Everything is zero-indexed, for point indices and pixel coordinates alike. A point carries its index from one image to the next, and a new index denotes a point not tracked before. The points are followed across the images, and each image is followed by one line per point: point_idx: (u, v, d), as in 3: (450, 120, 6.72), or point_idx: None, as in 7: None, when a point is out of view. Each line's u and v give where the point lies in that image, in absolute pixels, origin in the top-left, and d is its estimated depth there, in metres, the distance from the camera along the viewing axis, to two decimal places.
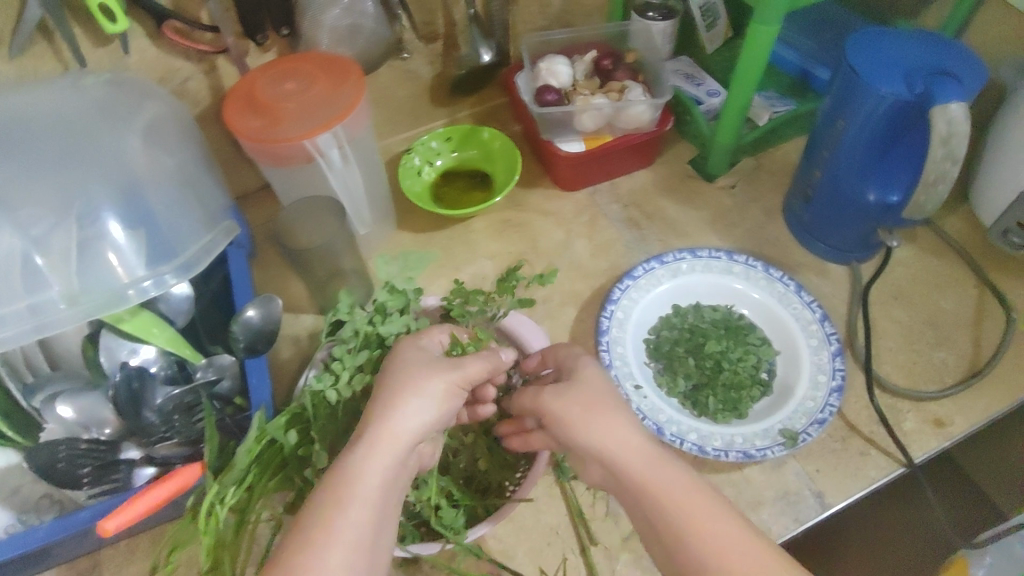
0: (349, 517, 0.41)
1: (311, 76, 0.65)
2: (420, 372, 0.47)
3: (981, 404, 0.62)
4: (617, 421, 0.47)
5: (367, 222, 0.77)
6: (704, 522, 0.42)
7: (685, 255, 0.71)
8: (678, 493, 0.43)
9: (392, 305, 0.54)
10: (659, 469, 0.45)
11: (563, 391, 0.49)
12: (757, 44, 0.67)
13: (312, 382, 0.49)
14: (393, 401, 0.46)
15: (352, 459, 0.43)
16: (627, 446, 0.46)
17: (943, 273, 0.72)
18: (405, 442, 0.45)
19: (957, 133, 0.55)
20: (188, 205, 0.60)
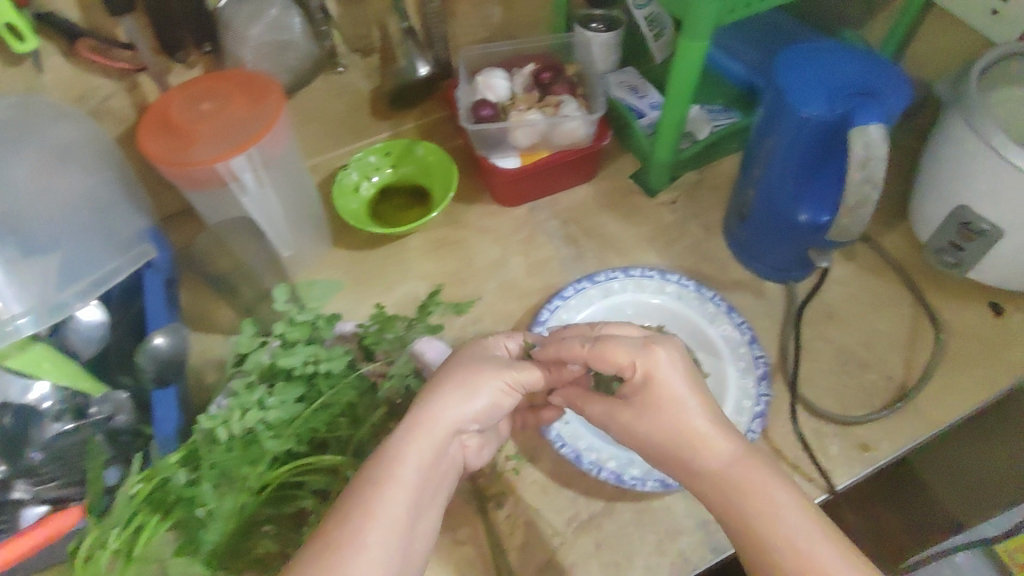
0: (391, 493, 0.44)
1: (228, 97, 0.63)
2: (468, 368, 0.51)
3: (909, 428, 0.62)
4: (699, 438, 0.48)
5: (291, 245, 0.74)
6: (788, 533, 0.44)
7: (618, 274, 0.70)
8: (781, 509, 0.45)
9: (292, 337, 0.53)
10: (743, 484, 0.46)
11: (645, 401, 0.50)
12: (687, 61, 0.65)
13: (201, 419, 0.49)
14: (436, 392, 0.50)
15: (395, 442, 0.47)
16: (714, 463, 0.47)
17: (881, 291, 0.71)
18: (446, 429, 0.48)
19: (875, 156, 0.54)
20: (83, 235, 0.60)
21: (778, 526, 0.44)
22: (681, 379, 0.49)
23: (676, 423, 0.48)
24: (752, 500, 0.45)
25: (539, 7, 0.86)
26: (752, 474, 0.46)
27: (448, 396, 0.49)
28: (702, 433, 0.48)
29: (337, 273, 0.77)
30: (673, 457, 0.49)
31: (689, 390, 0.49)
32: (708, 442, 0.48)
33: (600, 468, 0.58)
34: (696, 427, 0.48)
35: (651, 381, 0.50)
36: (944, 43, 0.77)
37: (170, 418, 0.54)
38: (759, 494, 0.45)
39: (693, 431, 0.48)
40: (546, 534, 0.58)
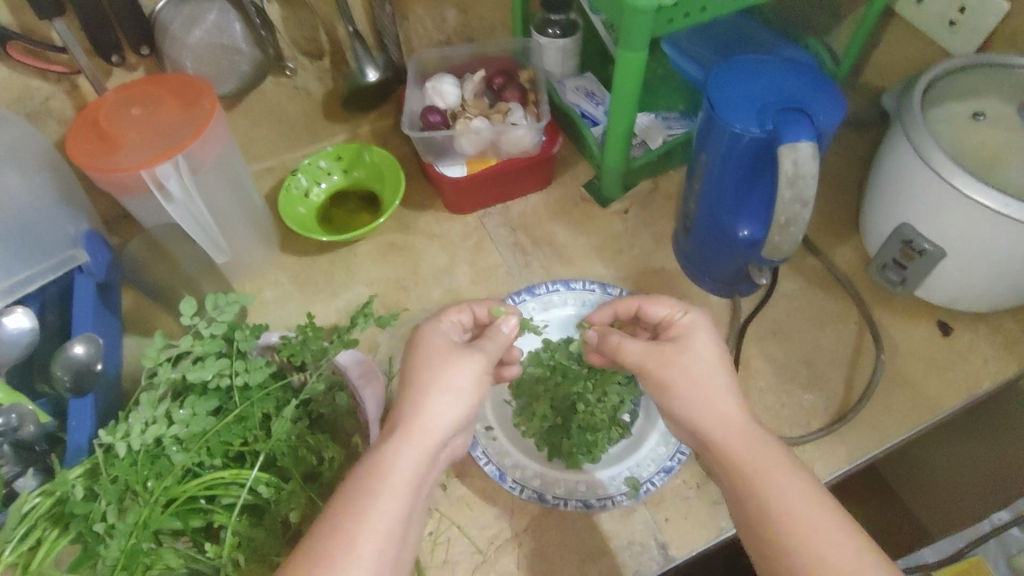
0: (383, 505, 0.42)
1: (160, 101, 0.63)
2: (445, 363, 0.49)
3: (843, 449, 0.61)
4: (717, 392, 0.48)
5: (223, 250, 0.71)
6: (788, 493, 0.43)
7: (559, 286, 0.69)
8: (768, 473, 0.44)
9: (200, 351, 0.53)
10: (752, 443, 0.46)
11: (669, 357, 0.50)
12: (627, 71, 0.64)
13: (101, 434, 0.49)
14: (421, 395, 0.48)
15: (384, 452, 0.45)
16: (731, 419, 0.47)
17: (827, 306, 0.69)
18: (436, 436, 0.47)
19: (805, 174, 0.52)
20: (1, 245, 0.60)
21: (781, 486, 0.43)
22: (713, 338, 0.51)
23: (704, 376, 0.49)
24: (757, 457, 0.45)
25: (498, 10, 0.84)
26: (760, 439, 0.46)
27: (435, 399, 0.47)
28: (721, 389, 0.48)
29: (282, 277, 0.76)
30: (686, 412, 0.49)
31: (718, 350, 0.50)
32: (727, 400, 0.48)
33: (523, 488, 0.59)
34: (719, 382, 0.49)
35: (692, 330, 0.52)
36: (907, 54, 0.75)
37: (85, 428, 0.55)
38: (767, 457, 0.45)
39: (716, 385, 0.49)
40: (466, 551, 0.57)
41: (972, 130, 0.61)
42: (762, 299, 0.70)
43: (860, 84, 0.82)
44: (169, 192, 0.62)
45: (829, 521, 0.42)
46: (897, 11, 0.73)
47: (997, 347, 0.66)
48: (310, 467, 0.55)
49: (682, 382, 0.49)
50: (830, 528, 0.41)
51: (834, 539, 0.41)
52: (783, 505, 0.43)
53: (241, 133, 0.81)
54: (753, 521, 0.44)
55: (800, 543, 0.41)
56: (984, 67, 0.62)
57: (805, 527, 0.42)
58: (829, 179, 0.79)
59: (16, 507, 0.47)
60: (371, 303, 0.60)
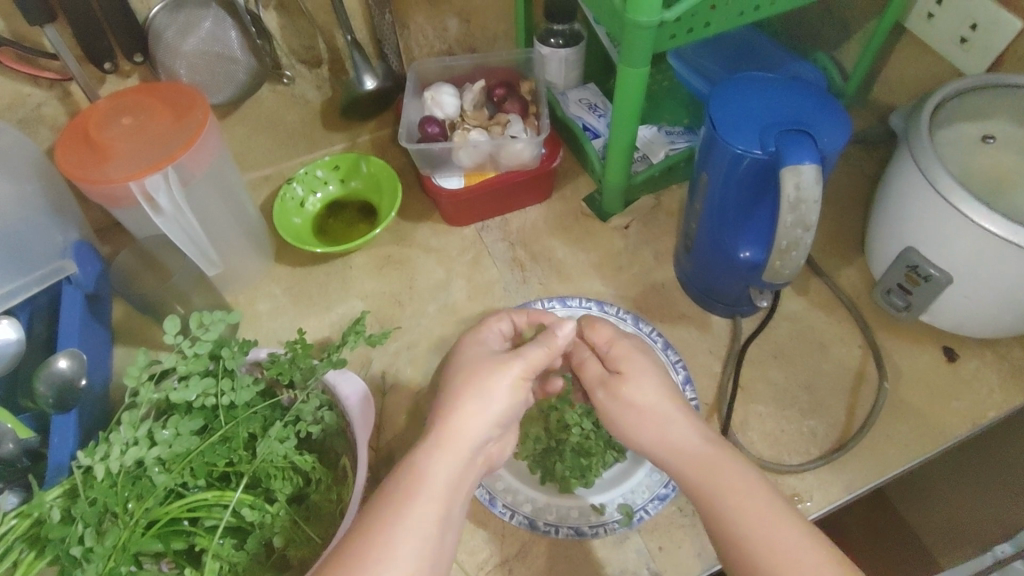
0: (419, 509, 0.43)
1: (152, 110, 0.62)
2: (482, 368, 0.50)
3: (843, 480, 0.59)
4: (670, 419, 0.50)
5: (216, 263, 0.69)
6: (754, 513, 0.44)
7: (555, 304, 0.68)
8: (732, 497, 0.45)
9: (184, 370, 0.52)
10: (715, 465, 0.47)
11: (618, 393, 0.52)
12: (630, 86, 0.63)
13: (80, 456, 0.48)
14: (454, 401, 0.48)
15: (418, 455, 0.46)
16: (685, 446, 0.49)
17: (830, 329, 0.68)
18: (470, 442, 0.47)
19: (807, 198, 0.51)
20: None
21: (742, 503, 0.45)
22: (650, 362, 0.54)
23: (649, 403, 0.51)
24: (713, 477, 0.46)
25: (500, 20, 0.83)
26: (723, 460, 0.47)
27: (469, 404, 0.48)
28: (671, 415, 0.50)
29: (276, 290, 0.75)
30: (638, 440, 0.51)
31: (657, 373, 0.53)
32: (679, 426, 0.50)
33: (513, 513, 0.57)
34: (670, 410, 0.51)
35: (628, 357, 0.54)
36: (919, 72, 0.73)
37: (66, 445, 0.54)
38: (729, 478, 0.46)
39: (662, 413, 0.51)
40: None
41: (983, 154, 0.59)
42: (763, 321, 0.68)
43: (869, 101, 0.80)
44: (158, 204, 0.61)
45: (793, 536, 0.43)
46: (907, 26, 0.72)
47: (1005, 376, 0.64)
48: (295, 487, 0.54)
49: (631, 412, 0.52)
50: (795, 542, 0.42)
51: (798, 551, 0.42)
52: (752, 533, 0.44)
53: (238, 141, 0.80)
54: (727, 548, 0.44)
55: (766, 556, 0.42)
56: (992, 88, 0.60)
57: (777, 546, 0.42)
58: (833, 198, 0.78)
59: None
60: (363, 320, 0.59)
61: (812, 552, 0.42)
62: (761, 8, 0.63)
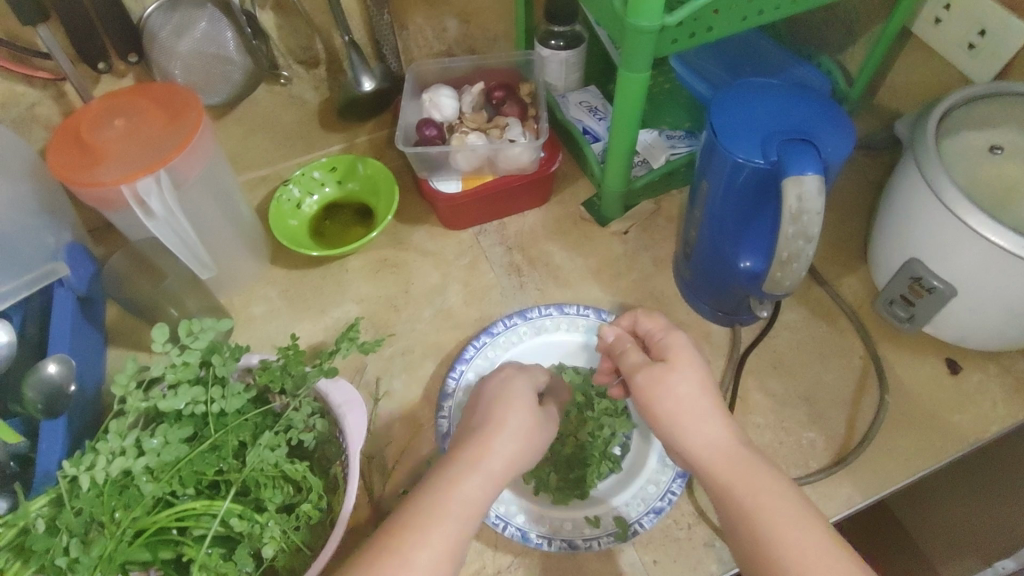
0: (447, 524, 0.43)
1: (145, 112, 0.61)
2: (511, 404, 0.51)
3: (844, 492, 0.58)
4: (703, 418, 0.48)
5: (208, 266, 0.67)
6: (784, 519, 0.42)
7: (552, 311, 0.67)
8: (761, 498, 0.44)
9: (173, 377, 0.51)
10: (744, 468, 0.45)
11: (659, 377, 0.50)
12: (629, 91, 0.62)
13: (66, 465, 0.47)
14: (490, 431, 0.49)
15: (447, 472, 0.46)
16: (717, 445, 0.47)
17: (831, 339, 0.67)
18: (502, 469, 0.47)
19: (808, 210, 0.50)
20: None
21: (772, 510, 0.43)
22: (695, 360, 0.51)
23: (687, 399, 0.48)
24: (737, 478, 0.45)
25: (500, 21, 0.82)
26: (754, 466, 0.45)
27: (503, 438, 0.49)
28: (709, 411, 0.48)
29: (271, 292, 0.75)
30: (670, 437, 0.48)
31: (701, 365, 0.50)
32: (711, 423, 0.48)
33: (506, 525, 0.56)
34: (705, 406, 0.48)
35: (673, 346, 0.52)
36: (924, 77, 0.72)
37: (54, 452, 0.53)
38: (761, 481, 0.45)
39: (700, 410, 0.48)
40: None
41: (987, 164, 0.58)
42: (763, 331, 0.67)
43: (874, 106, 0.79)
44: (150, 208, 0.60)
45: (820, 541, 0.41)
46: (913, 31, 0.71)
47: (1008, 390, 0.63)
48: (286, 497, 0.53)
49: (669, 400, 0.49)
50: (824, 547, 0.41)
51: (830, 557, 0.41)
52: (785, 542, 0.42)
53: (234, 141, 0.79)
54: (750, 553, 0.43)
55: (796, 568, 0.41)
56: (989, 97, 0.60)
57: (806, 554, 0.41)
58: (836, 205, 0.76)
59: None
60: (356, 326, 0.59)
61: (839, 561, 0.41)
62: (764, 13, 0.62)
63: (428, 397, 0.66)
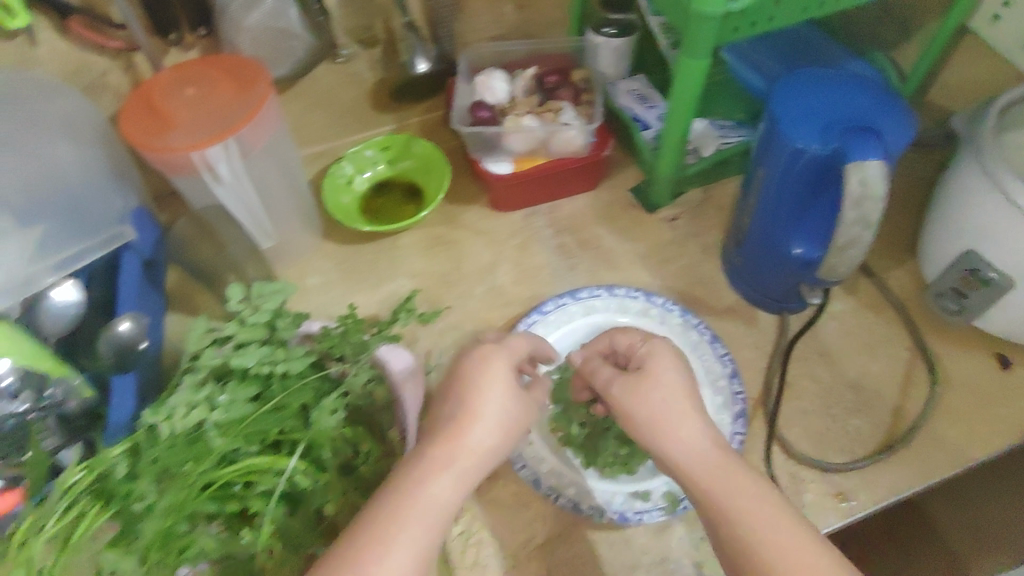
0: (413, 527, 0.42)
1: (215, 83, 0.63)
2: (483, 391, 0.48)
3: (888, 480, 0.59)
4: (681, 421, 0.48)
5: (271, 235, 0.73)
6: (762, 519, 0.43)
7: (602, 292, 0.67)
8: (740, 499, 0.44)
9: (243, 336, 0.52)
10: (721, 469, 0.46)
11: (633, 388, 0.51)
12: (686, 78, 0.63)
13: (147, 413, 0.49)
14: (461, 422, 0.47)
15: (415, 471, 0.45)
16: (697, 448, 0.47)
17: (878, 330, 0.67)
18: (477, 461, 0.46)
19: (871, 195, 0.50)
20: (57, 218, 0.62)
21: (751, 510, 0.44)
22: (674, 368, 0.51)
23: (664, 402, 0.49)
24: (714, 478, 0.46)
25: (554, 7, 0.83)
26: (729, 465, 0.46)
27: (476, 428, 0.47)
28: (686, 414, 0.49)
29: (325, 265, 0.76)
30: (650, 442, 0.49)
31: (678, 374, 0.51)
32: (690, 424, 0.48)
33: (558, 495, 0.57)
34: (683, 408, 0.49)
35: (653, 356, 0.52)
36: (980, 73, 0.72)
37: (126, 405, 0.55)
38: (738, 482, 0.45)
39: (675, 412, 0.49)
40: (497, 555, 0.56)
41: None
42: (812, 319, 0.68)
43: (925, 102, 0.79)
44: (218, 173, 0.63)
45: (797, 536, 0.42)
46: (972, 28, 0.71)
47: None
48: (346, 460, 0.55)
49: (645, 410, 0.49)
50: (803, 544, 0.42)
51: (808, 553, 0.42)
52: (766, 541, 0.43)
53: (292, 118, 0.81)
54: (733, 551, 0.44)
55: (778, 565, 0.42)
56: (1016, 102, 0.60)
57: (788, 550, 0.42)
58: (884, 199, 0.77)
59: (61, 479, 0.45)
60: (413, 298, 0.60)
61: (814, 557, 0.42)
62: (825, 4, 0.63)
63: None
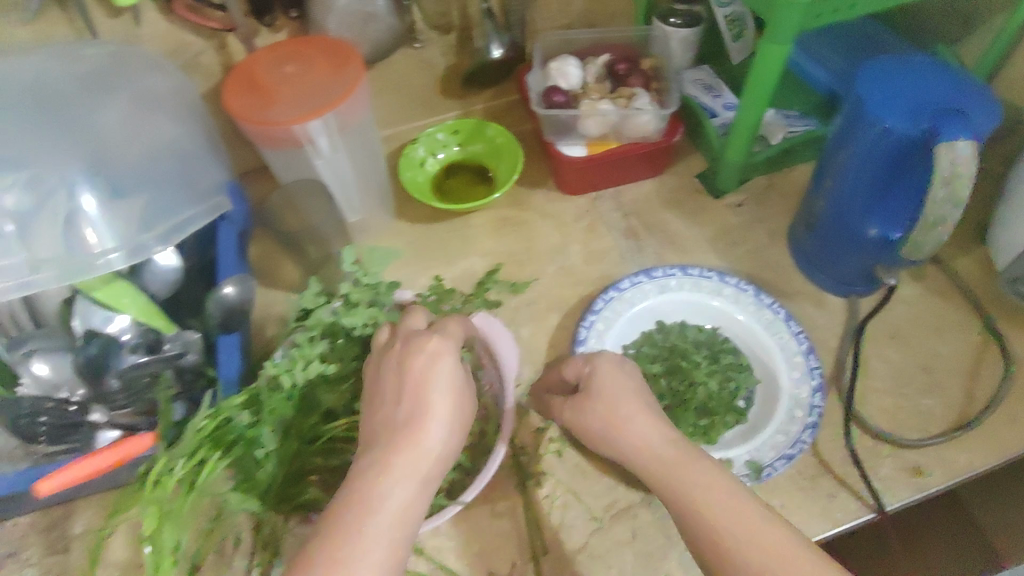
0: (376, 540, 0.40)
1: (313, 61, 0.65)
2: (434, 392, 0.46)
3: (964, 458, 0.60)
4: (629, 416, 0.51)
5: (358, 210, 0.77)
6: (719, 504, 0.44)
7: (676, 271, 0.69)
8: (698, 488, 0.45)
9: (356, 297, 0.53)
10: (681, 461, 0.47)
11: (582, 406, 0.53)
12: (766, 63, 0.65)
13: (267, 364, 0.49)
14: (414, 423, 0.44)
15: (371, 480, 0.42)
16: (648, 444, 0.49)
17: (947, 315, 0.69)
18: (433, 465, 0.44)
19: (961, 173, 0.52)
20: (173, 182, 0.61)
21: (708, 493, 0.45)
22: (618, 375, 0.53)
23: (610, 402, 0.52)
24: (676, 471, 0.47)
25: None
26: (683, 452, 0.48)
27: (428, 430, 0.44)
28: (631, 414, 0.51)
29: (400, 243, 0.78)
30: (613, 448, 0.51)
31: (623, 376, 0.53)
32: (639, 419, 0.50)
33: None
34: (633, 404, 0.51)
35: (595, 373, 0.54)
36: None
37: (232, 363, 0.56)
38: (689, 467, 0.47)
39: (624, 413, 0.51)
40: (582, 518, 0.59)
41: None
42: (881, 301, 0.69)
43: None
44: (319, 147, 0.67)
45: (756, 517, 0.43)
46: None
47: None
48: None
49: (599, 417, 0.52)
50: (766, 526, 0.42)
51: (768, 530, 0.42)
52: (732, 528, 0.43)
53: None
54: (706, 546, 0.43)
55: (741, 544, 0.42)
56: None
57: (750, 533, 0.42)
58: None
59: (192, 424, 0.47)
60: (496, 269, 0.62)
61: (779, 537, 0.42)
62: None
63: (553, 347, 0.69)
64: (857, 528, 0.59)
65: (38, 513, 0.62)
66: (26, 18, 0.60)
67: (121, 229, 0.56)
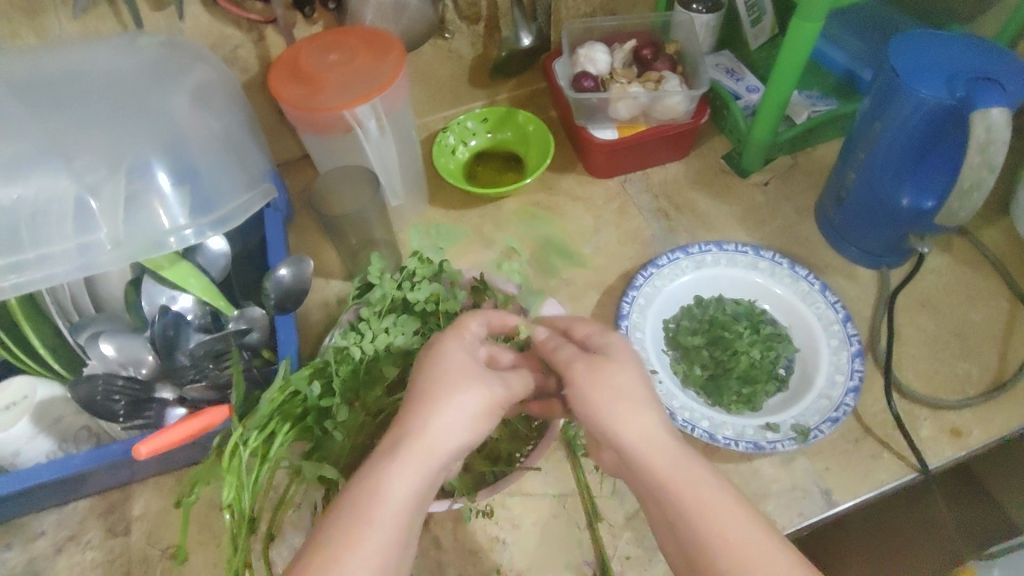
0: (377, 537, 0.37)
1: (354, 50, 0.66)
2: (455, 380, 0.44)
3: (1001, 418, 0.62)
4: (634, 403, 0.43)
5: (400, 196, 0.78)
6: (737, 534, 0.38)
7: (711, 247, 0.71)
8: (713, 512, 0.39)
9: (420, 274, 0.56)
10: (674, 459, 0.41)
11: (595, 368, 0.45)
12: (798, 39, 0.66)
13: (336, 339, 0.52)
14: (429, 408, 0.42)
15: (381, 469, 0.40)
16: (651, 435, 0.42)
17: (977, 283, 0.71)
18: (447, 453, 0.42)
19: (995, 140, 0.54)
20: (230, 166, 0.61)
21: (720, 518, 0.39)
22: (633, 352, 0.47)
23: (624, 385, 0.44)
24: (670, 472, 0.41)
25: None
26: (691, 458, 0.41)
27: (441, 415, 0.42)
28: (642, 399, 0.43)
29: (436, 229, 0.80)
30: (604, 428, 0.43)
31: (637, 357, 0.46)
32: (644, 411, 0.43)
33: (694, 427, 0.59)
34: (639, 393, 0.44)
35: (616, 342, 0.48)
36: None
37: (292, 341, 0.58)
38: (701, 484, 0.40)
39: (637, 396, 0.44)
40: None
41: None
42: (912, 272, 0.71)
43: None
44: (368, 130, 0.68)
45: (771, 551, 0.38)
46: None
47: None
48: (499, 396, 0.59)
49: (605, 392, 0.44)
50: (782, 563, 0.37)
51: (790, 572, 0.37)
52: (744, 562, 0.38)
53: None
54: (690, 549, 0.39)
55: None
56: None
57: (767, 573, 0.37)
58: None
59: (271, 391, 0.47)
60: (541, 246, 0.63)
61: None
62: None
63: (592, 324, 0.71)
64: (899, 488, 0.61)
65: (95, 498, 0.62)
66: (75, 13, 0.61)
67: (196, 203, 0.57)
